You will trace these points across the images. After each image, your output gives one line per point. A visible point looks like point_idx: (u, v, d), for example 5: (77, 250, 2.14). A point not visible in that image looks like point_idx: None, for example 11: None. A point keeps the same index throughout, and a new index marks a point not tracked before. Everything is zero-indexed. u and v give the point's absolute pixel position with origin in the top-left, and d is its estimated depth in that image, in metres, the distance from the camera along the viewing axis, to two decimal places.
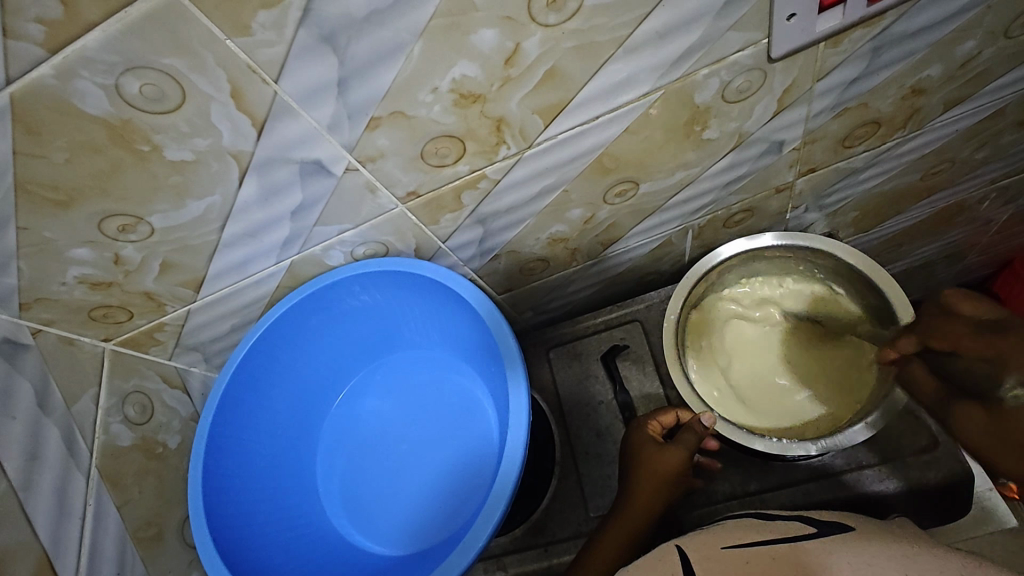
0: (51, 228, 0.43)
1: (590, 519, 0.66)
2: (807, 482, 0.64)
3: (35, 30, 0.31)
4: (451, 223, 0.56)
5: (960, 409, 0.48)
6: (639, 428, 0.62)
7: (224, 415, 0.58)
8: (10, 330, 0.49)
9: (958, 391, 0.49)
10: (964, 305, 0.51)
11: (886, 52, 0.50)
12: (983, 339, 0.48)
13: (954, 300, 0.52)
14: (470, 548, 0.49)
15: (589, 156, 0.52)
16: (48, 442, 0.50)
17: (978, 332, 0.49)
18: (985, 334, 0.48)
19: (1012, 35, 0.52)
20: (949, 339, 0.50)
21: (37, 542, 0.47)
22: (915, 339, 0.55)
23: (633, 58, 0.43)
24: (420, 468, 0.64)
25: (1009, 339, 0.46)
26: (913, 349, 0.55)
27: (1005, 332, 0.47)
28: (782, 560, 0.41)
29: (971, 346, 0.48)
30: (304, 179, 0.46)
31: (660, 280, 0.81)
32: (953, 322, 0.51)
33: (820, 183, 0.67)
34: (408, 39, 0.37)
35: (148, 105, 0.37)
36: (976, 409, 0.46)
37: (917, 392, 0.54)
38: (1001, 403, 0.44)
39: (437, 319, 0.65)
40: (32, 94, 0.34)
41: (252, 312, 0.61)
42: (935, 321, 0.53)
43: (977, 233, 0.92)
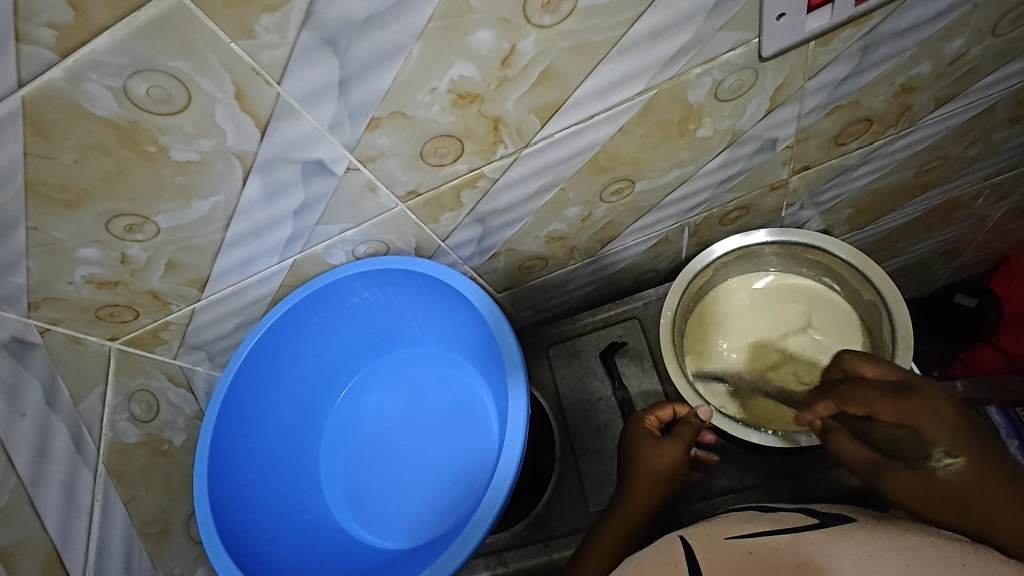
0: (60, 228, 0.45)
1: (590, 514, 0.67)
2: (803, 475, 0.64)
3: (47, 35, 0.32)
4: (451, 222, 0.57)
5: (897, 471, 0.45)
6: (636, 423, 0.63)
7: (229, 412, 0.59)
8: (18, 329, 0.50)
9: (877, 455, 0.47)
10: (864, 365, 0.53)
11: (874, 50, 0.51)
12: (900, 402, 0.47)
13: (852, 366, 0.54)
14: (469, 539, 0.50)
15: (585, 154, 0.53)
16: (56, 438, 0.51)
17: (890, 392, 0.49)
18: (897, 397, 0.48)
19: (999, 32, 0.53)
20: (863, 402, 0.50)
21: (46, 536, 0.48)
22: (832, 403, 0.53)
23: (627, 57, 0.44)
24: (421, 465, 0.65)
25: (920, 400, 0.46)
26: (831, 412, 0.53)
27: (909, 393, 0.47)
28: (783, 550, 0.42)
29: (886, 411, 0.48)
30: (306, 179, 0.47)
31: (658, 278, 0.82)
32: (862, 385, 0.51)
33: (814, 181, 0.69)
34: (407, 41, 0.38)
35: (154, 106, 0.38)
36: (910, 473, 0.44)
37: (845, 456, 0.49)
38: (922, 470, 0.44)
39: (438, 316, 0.66)
40: (42, 97, 0.36)
41: (254, 312, 0.62)
42: (845, 387, 0.53)
43: (972, 229, 0.93)
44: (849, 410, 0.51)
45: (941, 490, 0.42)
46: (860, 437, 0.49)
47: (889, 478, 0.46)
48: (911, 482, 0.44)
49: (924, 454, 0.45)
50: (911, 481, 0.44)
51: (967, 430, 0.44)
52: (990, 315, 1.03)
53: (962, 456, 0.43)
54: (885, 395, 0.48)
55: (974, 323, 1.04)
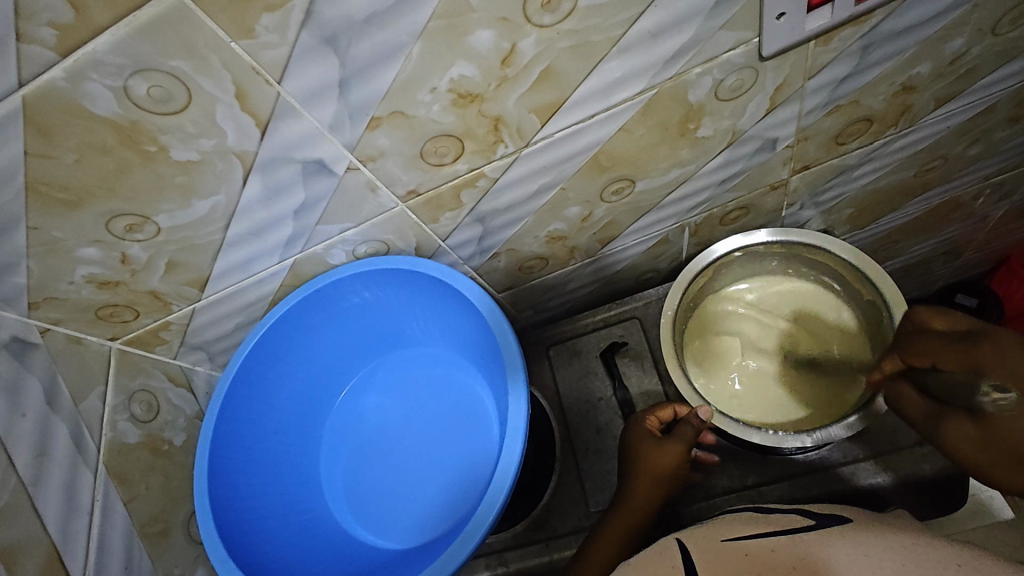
0: (60, 228, 0.45)
1: (590, 515, 0.67)
2: (803, 475, 0.64)
3: (47, 34, 0.32)
4: (451, 222, 0.57)
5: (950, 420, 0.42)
6: (637, 422, 0.63)
7: (229, 412, 0.59)
8: (19, 329, 0.50)
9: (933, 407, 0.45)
10: (935, 318, 0.46)
11: (875, 50, 0.51)
12: (949, 348, 0.42)
13: (923, 319, 0.48)
14: (469, 540, 0.50)
15: (585, 154, 0.53)
16: (56, 438, 0.51)
17: (961, 341, 0.41)
18: (958, 341, 0.41)
19: (1000, 32, 0.53)
20: (924, 355, 0.45)
21: (46, 536, 0.48)
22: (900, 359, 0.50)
23: (627, 57, 0.44)
24: (422, 465, 0.65)
25: (987, 345, 0.39)
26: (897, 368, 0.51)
27: (976, 340, 0.40)
28: (781, 552, 0.42)
29: (925, 355, 0.45)
30: (306, 178, 0.47)
31: (658, 278, 0.82)
32: (920, 337, 0.46)
33: (814, 181, 0.69)
34: (407, 40, 0.38)
35: (155, 106, 0.38)
36: (971, 425, 0.40)
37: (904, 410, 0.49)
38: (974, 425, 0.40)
39: (439, 316, 0.66)
40: (43, 97, 0.36)
41: (254, 311, 0.62)
42: (911, 341, 0.48)
43: (973, 230, 0.93)
44: (913, 364, 0.47)
45: (992, 441, 0.39)
46: (922, 390, 0.47)
47: (946, 424, 0.43)
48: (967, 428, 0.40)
49: (975, 392, 0.39)
50: (969, 429, 0.40)
51: None
52: (990, 314, 1.04)
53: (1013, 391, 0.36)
54: (926, 345, 0.45)
55: None
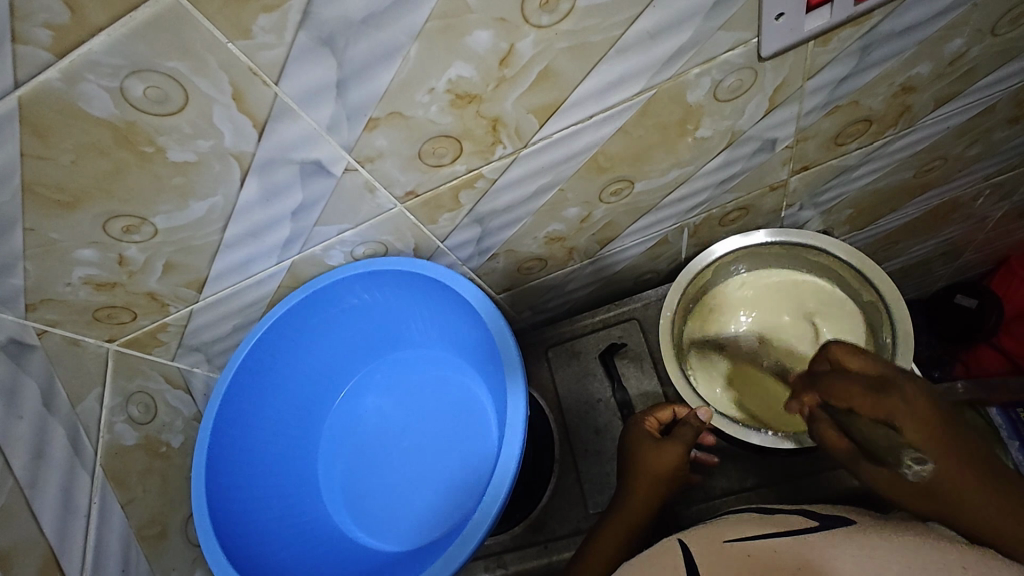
0: (57, 230, 0.44)
1: (589, 516, 0.67)
2: (803, 476, 0.64)
3: (43, 35, 0.32)
4: (449, 223, 0.57)
5: (865, 463, 0.46)
6: (636, 424, 0.63)
7: (226, 414, 0.59)
8: (16, 331, 0.50)
9: (852, 448, 0.47)
10: (850, 357, 0.48)
11: (874, 51, 0.51)
12: (881, 403, 0.44)
13: (840, 357, 0.49)
14: (467, 542, 0.49)
15: (583, 155, 0.53)
16: (53, 440, 0.51)
17: (873, 389, 0.45)
18: (875, 394, 0.44)
19: (999, 32, 0.53)
20: (843, 395, 0.47)
21: (42, 539, 0.48)
22: (818, 394, 0.50)
23: (625, 57, 0.44)
24: (420, 467, 0.65)
25: (902, 400, 0.43)
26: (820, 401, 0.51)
27: (890, 392, 0.44)
28: (784, 553, 0.42)
29: (866, 406, 0.45)
30: (303, 180, 0.47)
31: (657, 279, 0.82)
32: (846, 379, 0.47)
33: (814, 181, 0.68)
34: (405, 41, 0.38)
35: (152, 107, 0.38)
36: (879, 470, 0.45)
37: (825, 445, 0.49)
38: (899, 476, 0.44)
39: (437, 317, 0.65)
40: (39, 98, 0.35)
41: (252, 312, 0.62)
42: (827, 379, 0.49)
43: (972, 230, 0.93)
44: (835, 403, 0.48)
45: (913, 494, 0.43)
46: (845, 429, 0.48)
47: (862, 467, 0.46)
48: (902, 484, 0.43)
49: (896, 458, 0.44)
50: (887, 476, 0.44)
51: (944, 426, 0.42)
52: (990, 316, 1.02)
53: (933, 461, 0.42)
54: (867, 393, 0.45)
55: (974, 323, 1.04)
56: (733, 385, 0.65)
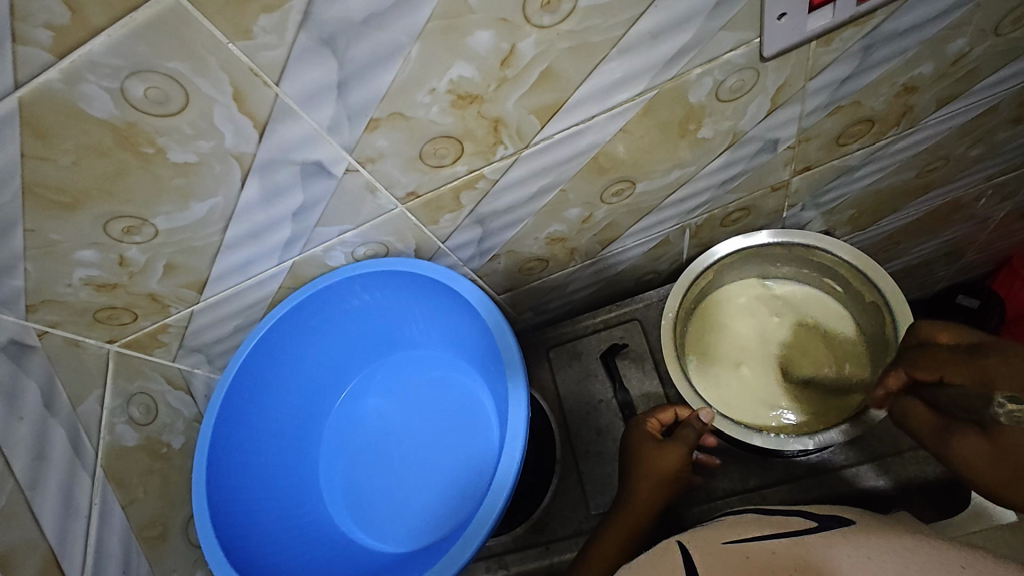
0: (58, 231, 0.44)
1: (591, 517, 0.67)
2: (804, 477, 0.64)
3: (44, 36, 0.32)
4: (450, 224, 0.57)
5: (957, 435, 0.43)
6: (638, 425, 0.62)
7: (227, 415, 0.59)
8: (16, 332, 0.50)
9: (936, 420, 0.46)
10: (942, 333, 0.50)
11: (876, 50, 0.51)
12: (968, 359, 0.44)
13: (930, 334, 0.51)
14: (469, 544, 0.49)
15: (585, 156, 0.53)
16: (54, 442, 0.51)
17: (969, 354, 0.45)
18: (968, 355, 0.45)
19: (1002, 32, 0.53)
20: (932, 367, 0.48)
21: (43, 540, 0.48)
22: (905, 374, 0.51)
23: (627, 58, 0.44)
24: (422, 468, 0.65)
25: (995, 360, 0.42)
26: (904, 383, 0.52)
27: (985, 354, 0.43)
28: (782, 554, 0.41)
29: (959, 372, 0.45)
30: (304, 180, 0.47)
31: (659, 279, 0.82)
32: (942, 350, 0.48)
33: (816, 182, 0.68)
34: (406, 41, 0.37)
35: (152, 108, 0.38)
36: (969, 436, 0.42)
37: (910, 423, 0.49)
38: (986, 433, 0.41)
39: (439, 318, 0.65)
40: (39, 99, 0.35)
41: (252, 314, 0.61)
42: (915, 355, 0.50)
43: (974, 231, 0.93)
44: (919, 374, 0.49)
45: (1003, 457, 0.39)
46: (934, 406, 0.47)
47: (954, 443, 0.43)
48: (973, 444, 0.41)
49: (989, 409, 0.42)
50: (972, 443, 0.41)
51: None
52: (992, 316, 1.02)
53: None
54: (960, 355, 0.45)
55: (976, 324, 1.03)
56: (733, 385, 0.65)
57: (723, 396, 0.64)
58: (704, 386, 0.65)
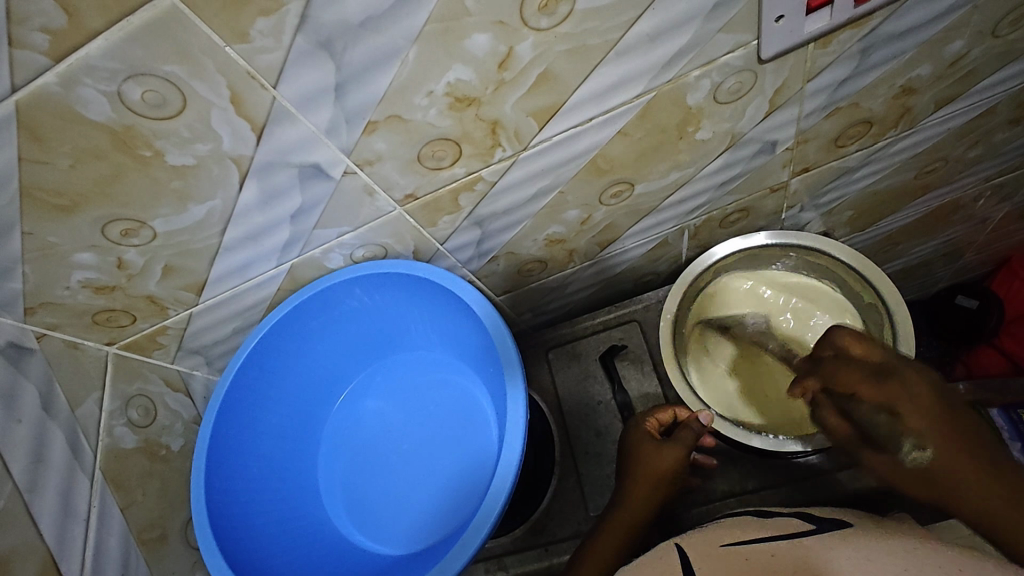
0: (55, 233, 0.44)
1: (590, 519, 0.67)
2: (803, 479, 0.64)
3: (41, 39, 0.32)
4: (449, 225, 0.57)
5: (871, 452, 0.50)
6: (637, 426, 0.62)
7: (226, 417, 0.59)
8: (15, 334, 0.50)
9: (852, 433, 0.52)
10: (852, 344, 0.52)
11: (874, 52, 0.51)
12: (879, 386, 0.48)
13: (841, 341, 0.53)
14: (469, 545, 0.49)
15: (583, 157, 0.53)
16: (52, 444, 0.51)
17: (873, 378, 0.49)
18: (879, 381, 0.48)
19: (1000, 34, 0.53)
20: (851, 383, 0.50)
21: (42, 542, 0.48)
22: (819, 380, 0.54)
23: (624, 60, 0.44)
24: (420, 470, 0.65)
25: (903, 393, 0.47)
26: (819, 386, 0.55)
27: (893, 378, 0.48)
28: (781, 557, 0.41)
29: (870, 392, 0.49)
30: (302, 183, 0.47)
31: (658, 280, 0.82)
32: (851, 366, 0.51)
33: (815, 183, 0.68)
34: (403, 44, 0.38)
35: (150, 111, 0.38)
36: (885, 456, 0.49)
37: (828, 429, 0.54)
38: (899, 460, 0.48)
39: (438, 320, 0.65)
40: (36, 102, 0.35)
41: (251, 316, 0.61)
42: (833, 366, 0.53)
43: (973, 231, 0.93)
44: (833, 388, 0.52)
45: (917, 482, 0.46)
46: (844, 414, 0.53)
47: (870, 456, 0.50)
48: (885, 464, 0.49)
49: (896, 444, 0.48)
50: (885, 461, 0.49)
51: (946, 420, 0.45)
52: (991, 317, 1.02)
53: (931, 450, 0.45)
54: (867, 377, 0.49)
55: (975, 324, 1.03)
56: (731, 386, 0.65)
57: (722, 398, 0.65)
58: (701, 387, 0.65)
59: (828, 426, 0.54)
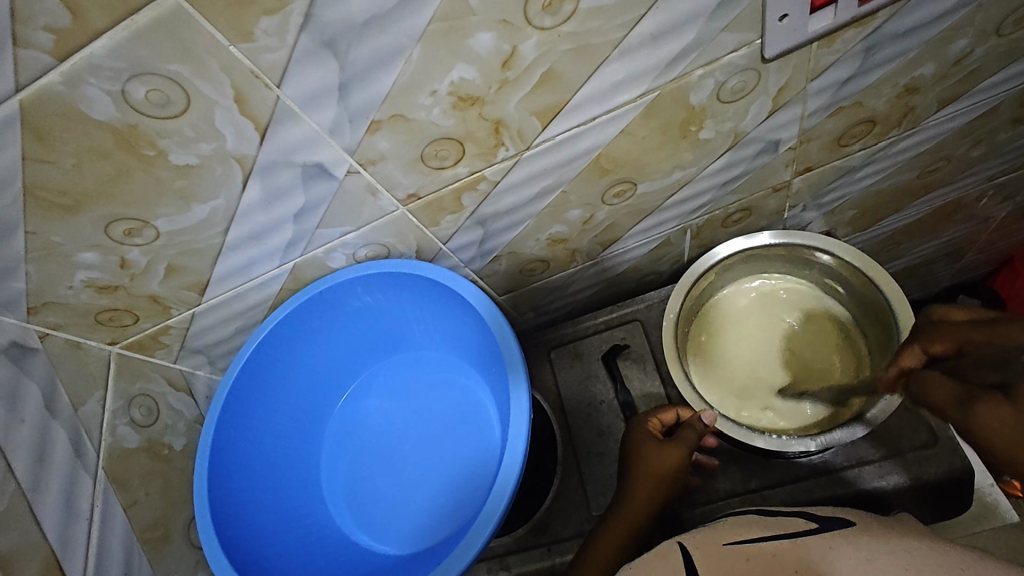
0: (59, 233, 0.44)
1: (592, 518, 0.67)
2: (806, 478, 0.64)
3: (45, 39, 0.32)
4: (451, 225, 0.57)
5: (951, 400, 0.37)
6: (640, 425, 0.62)
7: (229, 417, 0.59)
8: (18, 334, 0.50)
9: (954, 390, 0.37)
10: (955, 311, 0.45)
11: (878, 51, 0.51)
12: (983, 330, 0.40)
13: (943, 312, 0.46)
14: (472, 545, 0.49)
15: (586, 157, 0.53)
16: (55, 444, 0.51)
17: (988, 323, 0.40)
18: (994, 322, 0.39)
19: (1004, 33, 0.53)
20: (948, 340, 0.43)
21: (45, 542, 0.48)
22: (916, 353, 0.45)
23: (628, 59, 0.44)
24: (423, 469, 0.65)
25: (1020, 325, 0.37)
26: (918, 363, 0.45)
27: (1006, 319, 0.38)
28: (783, 556, 0.41)
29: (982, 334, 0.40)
30: (305, 182, 0.47)
31: (660, 279, 0.82)
32: (946, 326, 0.43)
33: (817, 183, 0.68)
34: (408, 43, 0.37)
35: (154, 110, 0.38)
36: (989, 399, 0.33)
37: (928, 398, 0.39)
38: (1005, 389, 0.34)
39: (441, 319, 0.65)
40: (40, 101, 0.35)
41: (253, 315, 0.61)
42: (929, 328, 0.45)
43: (975, 231, 0.93)
44: (932, 351, 0.44)
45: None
46: (947, 373, 0.41)
47: (975, 410, 0.34)
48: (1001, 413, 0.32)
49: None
50: (1001, 407, 0.32)
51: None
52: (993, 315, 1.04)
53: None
54: (979, 326, 0.41)
55: None
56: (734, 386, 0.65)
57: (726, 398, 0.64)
58: (704, 389, 0.65)
59: (926, 399, 0.40)
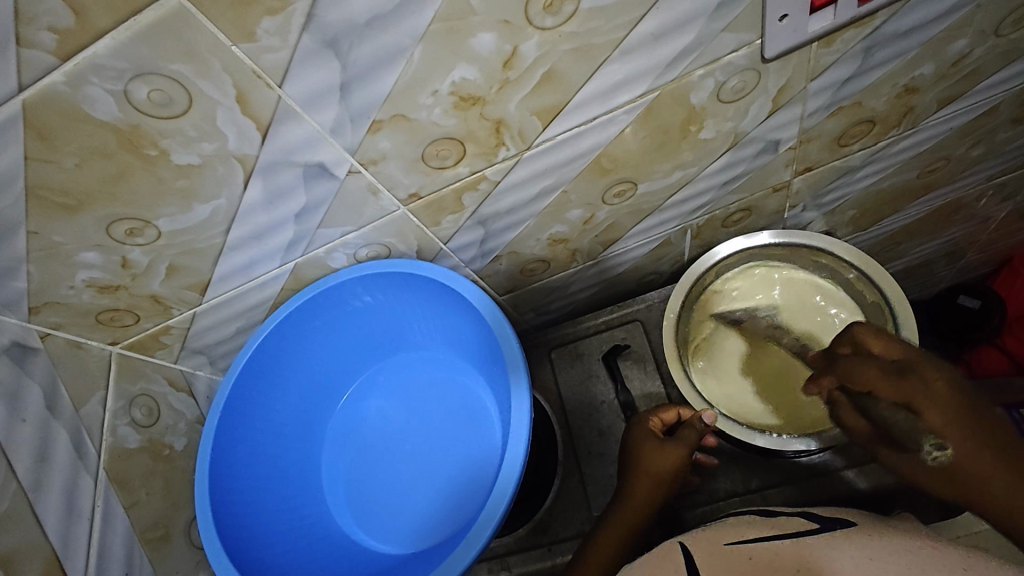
0: (60, 232, 0.44)
1: (592, 518, 0.67)
2: (807, 478, 0.64)
3: (47, 39, 0.32)
4: (452, 225, 0.57)
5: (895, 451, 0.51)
6: (640, 425, 0.62)
7: (229, 417, 0.59)
8: (19, 334, 0.50)
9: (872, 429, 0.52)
10: (873, 342, 0.51)
11: (878, 51, 0.51)
12: (897, 382, 0.48)
13: (863, 339, 0.52)
14: (472, 546, 0.49)
15: (587, 157, 0.53)
16: (56, 444, 0.51)
17: (891, 373, 0.49)
18: (896, 378, 0.48)
19: (1003, 33, 0.53)
20: (859, 380, 0.51)
21: (46, 542, 0.48)
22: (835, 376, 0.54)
23: (629, 59, 0.44)
24: (424, 469, 0.65)
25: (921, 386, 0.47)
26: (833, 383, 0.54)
27: (911, 374, 0.48)
28: (784, 556, 0.41)
29: (887, 393, 0.49)
30: (307, 183, 0.47)
31: (660, 279, 0.82)
32: (868, 365, 0.50)
33: (817, 182, 0.68)
34: (409, 44, 0.38)
35: (156, 110, 0.38)
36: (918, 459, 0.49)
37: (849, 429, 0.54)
38: (922, 460, 0.48)
39: (441, 319, 0.65)
40: (43, 102, 0.35)
41: (254, 315, 0.61)
42: (846, 361, 0.52)
43: (975, 231, 0.93)
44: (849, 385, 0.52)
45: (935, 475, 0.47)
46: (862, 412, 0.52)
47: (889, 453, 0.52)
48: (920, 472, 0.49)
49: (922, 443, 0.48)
50: (917, 460, 0.49)
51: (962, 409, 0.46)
52: (994, 315, 1.03)
53: (952, 448, 0.45)
54: (886, 375, 0.49)
55: (976, 324, 1.03)
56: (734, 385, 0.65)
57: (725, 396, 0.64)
58: (704, 387, 0.65)
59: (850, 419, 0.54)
